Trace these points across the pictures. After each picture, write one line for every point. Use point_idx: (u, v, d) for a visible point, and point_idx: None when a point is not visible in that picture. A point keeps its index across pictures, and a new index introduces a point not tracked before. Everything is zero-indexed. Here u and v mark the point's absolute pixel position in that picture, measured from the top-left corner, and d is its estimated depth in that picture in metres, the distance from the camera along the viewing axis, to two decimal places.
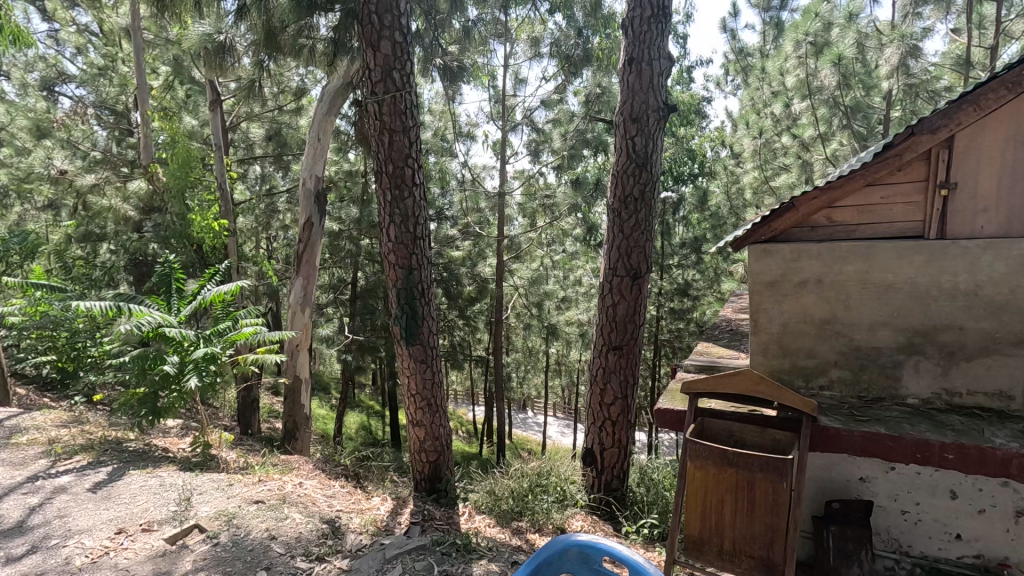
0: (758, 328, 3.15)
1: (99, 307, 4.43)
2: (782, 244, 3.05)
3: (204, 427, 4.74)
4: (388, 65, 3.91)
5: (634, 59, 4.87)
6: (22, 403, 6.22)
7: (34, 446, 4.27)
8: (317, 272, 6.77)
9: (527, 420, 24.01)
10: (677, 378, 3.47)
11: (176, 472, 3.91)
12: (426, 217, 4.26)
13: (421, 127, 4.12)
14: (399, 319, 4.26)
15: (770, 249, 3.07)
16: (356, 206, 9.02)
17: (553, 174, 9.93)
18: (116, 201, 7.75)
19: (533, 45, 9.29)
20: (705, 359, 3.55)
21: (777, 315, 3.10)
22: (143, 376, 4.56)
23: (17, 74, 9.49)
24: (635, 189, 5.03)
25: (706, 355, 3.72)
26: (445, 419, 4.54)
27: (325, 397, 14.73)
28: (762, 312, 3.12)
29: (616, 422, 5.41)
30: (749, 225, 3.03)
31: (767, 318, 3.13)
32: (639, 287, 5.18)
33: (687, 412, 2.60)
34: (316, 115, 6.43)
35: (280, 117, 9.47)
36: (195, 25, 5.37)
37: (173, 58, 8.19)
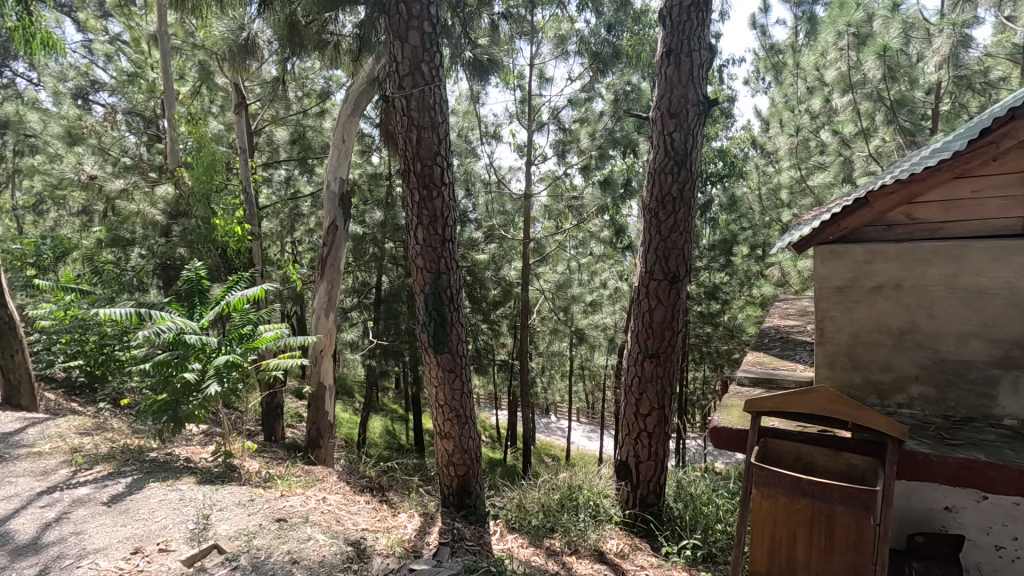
0: (824, 337, 2.89)
1: (120, 313, 4.38)
2: (852, 244, 2.79)
3: (227, 436, 4.61)
4: (416, 57, 3.72)
5: (672, 51, 4.60)
6: (50, 408, 6.21)
7: (57, 454, 4.19)
8: (342, 275, 6.62)
9: (550, 425, 23.78)
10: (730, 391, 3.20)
11: (197, 485, 3.77)
12: (456, 218, 4.06)
13: (450, 123, 3.92)
14: (426, 326, 4.06)
15: (837, 251, 2.81)
16: (380, 210, 8.92)
17: (579, 175, 9.71)
18: (144, 205, 7.74)
19: (559, 43, 9.09)
20: (760, 371, 3.25)
21: (846, 323, 2.83)
22: (165, 384, 4.41)
23: (49, 82, 9.62)
24: (673, 188, 4.75)
25: (759, 365, 3.43)
26: (475, 430, 4.31)
27: (348, 402, 14.70)
28: (829, 320, 2.87)
29: (653, 433, 5.13)
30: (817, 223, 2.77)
31: (834, 327, 2.87)
32: (678, 292, 4.90)
33: (751, 434, 2.34)
34: (339, 116, 6.27)
35: (305, 121, 9.46)
36: (219, 25, 5.27)
37: (199, 63, 8.22)
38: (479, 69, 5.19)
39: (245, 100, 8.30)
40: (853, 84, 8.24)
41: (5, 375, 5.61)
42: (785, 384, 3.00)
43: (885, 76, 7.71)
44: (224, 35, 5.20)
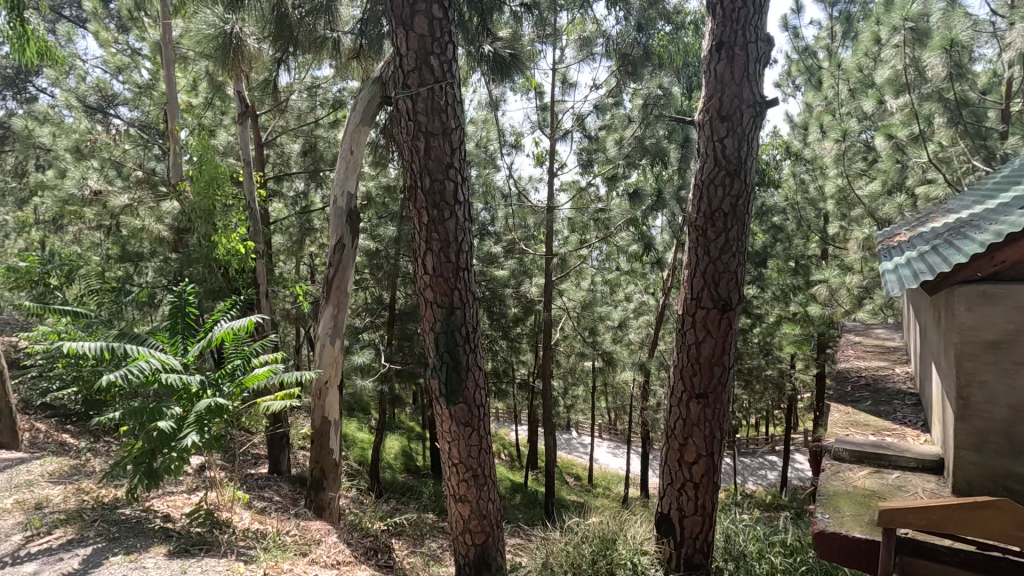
0: (971, 407, 2.43)
1: (90, 351, 3.95)
2: (1011, 286, 2.35)
3: (213, 489, 4.09)
4: (423, 48, 3.15)
5: (724, 44, 3.92)
6: (35, 441, 5.66)
7: (16, 512, 3.69)
8: (349, 299, 6.07)
9: (571, 441, 23.07)
10: (827, 465, 2.82)
11: (168, 559, 3.22)
12: (472, 242, 3.46)
13: (466, 129, 3.34)
14: (437, 370, 3.47)
15: (990, 293, 2.39)
16: (394, 225, 8.47)
17: (605, 186, 9.13)
18: (148, 222, 7.33)
19: (584, 45, 8.55)
20: (860, 443, 2.89)
21: (1001, 392, 2.38)
22: (141, 431, 3.93)
23: (62, 95, 9.20)
24: (724, 202, 4.07)
25: (857, 434, 3.01)
26: (495, 491, 3.69)
27: (363, 420, 14.22)
28: (979, 384, 2.40)
29: (699, 484, 4.39)
30: (966, 255, 2.35)
31: (984, 396, 2.40)
32: (729, 322, 4.21)
33: (887, 535, 2.06)
34: (348, 124, 5.68)
35: (316, 132, 9.00)
36: (208, 22, 4.72)
37: (204, 72, 7.81)
38: (500, 65, 4.67)
39: (252, 109, 7.86)
40: (907, 84, 7.46)
41: None
42: (903, 463, 2.71)
43: (950, 74, 6.91)
44: (210, 33, 4.66)
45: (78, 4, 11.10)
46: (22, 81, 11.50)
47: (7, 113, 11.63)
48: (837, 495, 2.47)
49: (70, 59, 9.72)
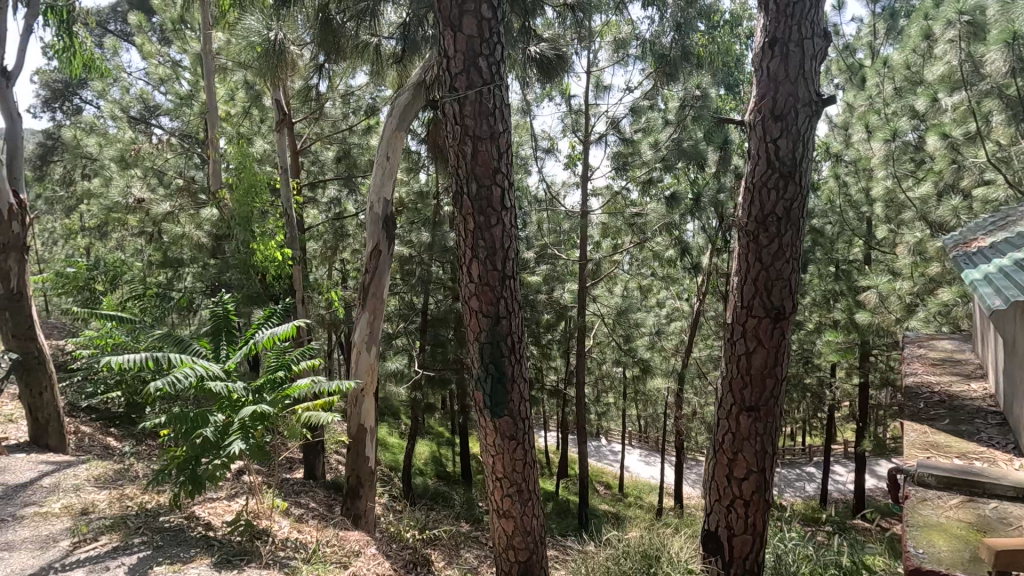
0: None
1: (136, 360, 3.98)
2: None
3: (255, 498, 4.09)
4: (473, 50, 3.07)
5: (778, 39, 3.61)
6: (81, 444, 5.75)
7: (63, 518, 3.73)
8: (384, 306, 6.04)
9: (601, 449, 22.78)
10: (910, 491, 2.61)
11: (211, 569, 3.22)
12: (517, 249, 3.37)
13: (513, 133, 3.25)
14: (482, 382, 3.39)
15: None
16: (428, 231, 8.44)
17: (640, 191, 8.94)
18: (189, 228, 7.44)
19: (619, 48, 8.40)
20: (946, 467, 2.67)
21: None
22: (185, 438, 3.94)
23: (108, 106, 9.47)
24: (777, 206, 3.72)
25: (939, 458, 2.79)
26: (539, 506, 3.63)
27: (395, 424, 14.25)
28: None
29: (749, 501, 4.02)
30: None
31: None
32: (782, 332, 3.84)
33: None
34: (384, 130, 5.64)
35: (350, 138, 9.03)
36: (248, 31, 4.74)
37: (244, 82, 7.93)
38: (547, 66, 4.62)
39: (288, 117, 7.95)
40: (962, 80, 7.07)
41: (33, 413, 5.16)
42: (998, 492, 2.50)
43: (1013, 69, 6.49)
44: (252, 41, 4.70)
45: (123, 19, 11.55)
46: (70, 93, 12.02)
47: (57, 124, 12.12)
48: (927, 526, 2.27)
49: (115, 71, 10.02)
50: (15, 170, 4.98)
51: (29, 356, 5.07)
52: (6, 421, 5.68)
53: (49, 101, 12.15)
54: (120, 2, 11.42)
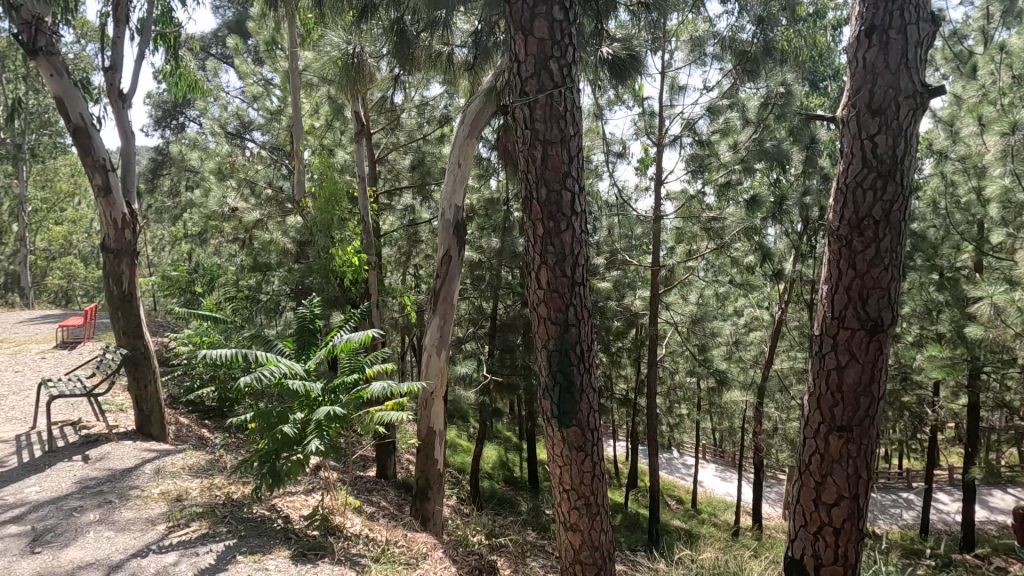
0: None
1: (225, 356, 4.24)
2: None
3: (330, 494, 4.25)
4: (543, 53, 3.03)
5: (877, 27, 3.07)
6: (180, 435, 6.23)
7: (160, 502, 4.04)
8: (454, 311, 6.12)
9: (673, 462, 22.01)
10: None
11: (288, 562, 3.38)
12: (588, 255, 3.30)
13: (585, 136, 3.19)
14: (550, 391, 3.32)
15: None
16: (497, 237, 8.49)
17: (717, 194, 8.56)
18: (276, 234, 7.93)
19: (695, 46, 8.09)
20: None
21: None
22: (266, 434, 4.13)
23: (208, 123, 10.29)
24: (874, 208, 3.09)
25: None
26: (607, 521, 3.53)
27: (464, 427, 14.45)
28: None
29: (840, 531, 3.22)
30: None
31: None
32: (881, 346, 3.12)
33: None
34: (456, 138, 5.72)
35: (425, 147, 9.26)
36: (329, 47, 4.96)
37: (326, 96, 8.35)
38: (619, 67, 4.49)
39: (367, 128, 8.28)
40: None
41: (139, 403, 5.63)
42: None
43: None
44: (334, 56, 4.93)
45: (223, 43, 12.56)
46: (177, 112, 13.21)
47: (166, 141, 13.33)
48: None
49: (215, 91, 10.89)
50: (129, 183, 5.49)
51: (137, 351, 5.53)
52: (118, 410, 6.27)
53: (160, 120, 13.41)
54: (220, 27, 12.42)
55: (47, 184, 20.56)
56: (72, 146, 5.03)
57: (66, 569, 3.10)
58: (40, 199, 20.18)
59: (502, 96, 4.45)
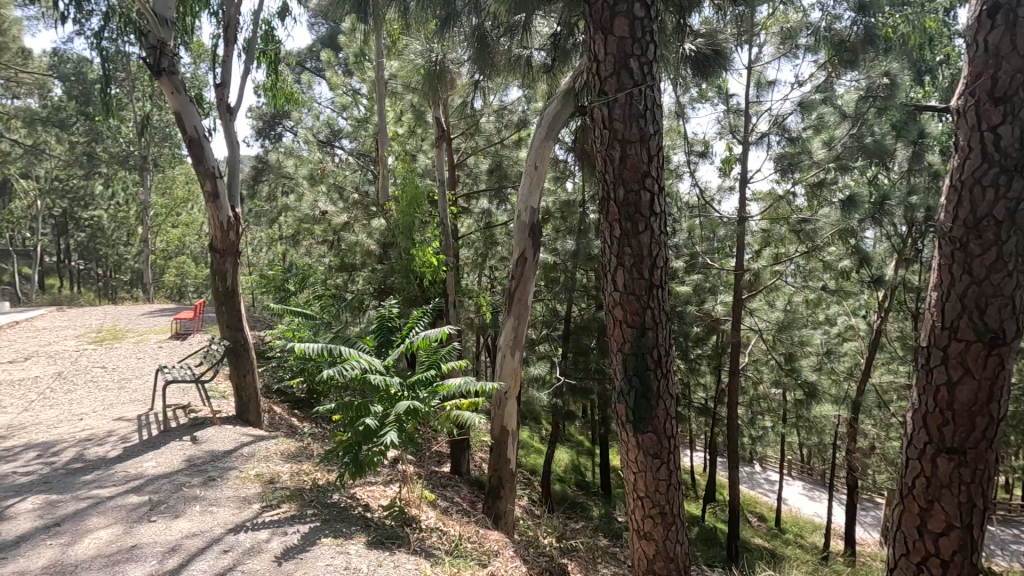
0: None
1: (314, 351, 4.52)
2: None
3: (406, 486, 4.42)
4: (623, 52, 2.99)
5: (1002, 5, 2.74)
6: (273, 422, 6.69)
7: (256, 483, 4.37)
8: (529, 312, 6.15)
9: (755, 477, 20.90)
10: None
11: (366, 548, 3.54)
12: (666, 257, 3.21)
13: (665, 135, 3.11)
14: (625, 395, 3.26)
15: None
16: (573, 239, 8.45)
17: (808, 194, 8.04)
18: (361, 236, 8.34)
19: (786, 38, 7.65)
20: None
21: None
22: (350, 426, 4.35)
23: (303, 133, 11.01)
24: (995, 207, 2.75)
25: None
26: (683, 532, 3.41)
27: (536, 429, 14.48)
28: None
29: (949, 565, 2.84)
30: None
31: None
32: (1003, 361, 2.76)
33: None
34: (533, 141, 5.75)
35: (502, 150, 9.39)
36: (413, 56, 5.15)
37: (410, 104, 8.69)
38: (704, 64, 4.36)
39: (446, 133, 8.52)
40: None
41: (239, 391, 6.11)
42: None
43: None
44: (418, 64, 5.12)
45: (317, 57, 13.40)
46: (276, 123, 14.24)
47: (265, 150, 14.40)
48: None
49: (309, 102, 11.62)
50: (233, 190, 5.96)
51: (238, 343, 6.00)
52: (221, 396, 6.84)
53: (260, 131, 14.51)
54: (314, 42, 13.26)
55: (166, 191, 22.85)
56: (186, 156, 5.55)
57: (175, 537, 3.43)
58: (159, 204, 22.46)
59: (580, 97, 4.44)
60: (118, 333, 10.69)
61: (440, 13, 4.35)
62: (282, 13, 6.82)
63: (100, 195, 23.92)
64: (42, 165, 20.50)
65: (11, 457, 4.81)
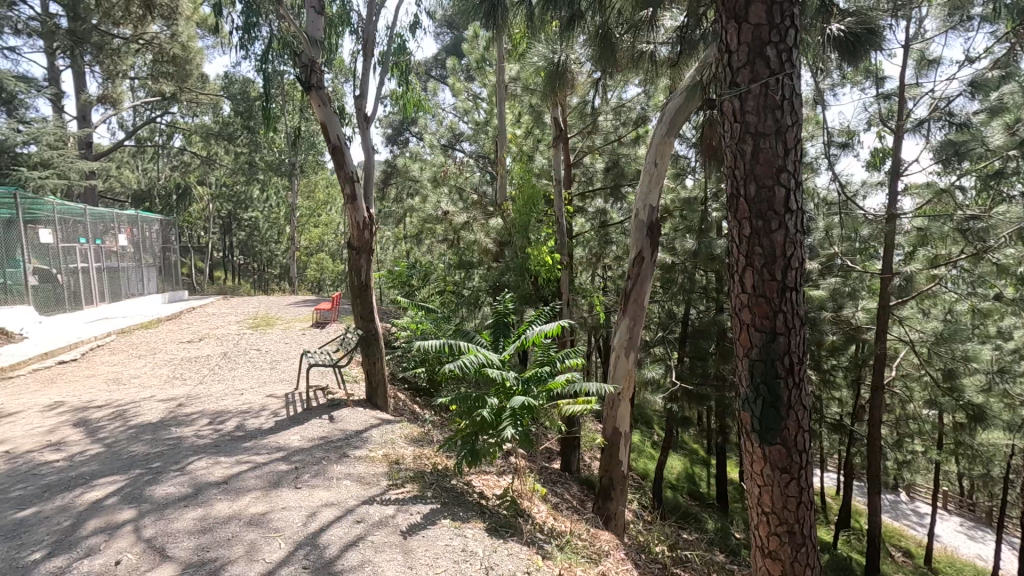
0: None
1: (437, 344, 4.80)
2: None
3: (519, 477, 4.55)
4: (759, 40, 2.82)
5: None
6: (398, 407, 7.21)
7: (383, 463, 4.74)
8: (645, 313, 6.00)
9: (900, 507, 18.61)
10: None
11: (482, 533, 3.71)
12: (802, 257, 2.99)
13: (805, 126, 2.89)
14: (751, 403, 3.08)
15: None
16: (693, 239, 8.11)
17: (979, 188, 6.99)
18: (480, 235, 8.65)
19: (956, 10, 6.70)
20: None
21: None
22: (468, 416, 4.56)
23: (428, 137, 11.69)
24: None
25: None
26: (815, 555, 3.15)
27: (649, 433, 14.09)
28: None
29: None
30: None
31: None
32: None
33: None
34: (653, 138, 5.59)
35: (620, 148, 9.26)
36: (535, 58, 5.26)
37: (529, 105, 8.87)
38: (853, 46, 3.96)
39: (564, 134, 8.58)
40: None
41: (369, 377, 6.66)
42: None
43: None
44: (540, 67, 5.22)
45: (442, 66, 14.15)
46: (404, 130, 15.29)
47: (395, 155, 15.49)
48: None
49: (434, 108, 12.30)
50: (369, 192, 6.49)
51: (370, 333, 6.53)
52: (354, 381, 7.50)
53: (390, 138, 15.63)
54: (440, 52, 14.01)
55: (310, 194, 25.47)
56: (330, 162, 6.15)
57: (316, 503, 3.85)
58: (304, 206, 25.05)
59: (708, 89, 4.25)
60: (271, 321, 12.12)
61: (564, 14, 4.36)
62: (413, 26, 7.29)
63: (257, 198, 27.24)
64: (214, 172, 23.82)
65: (190, 422, 5.66)
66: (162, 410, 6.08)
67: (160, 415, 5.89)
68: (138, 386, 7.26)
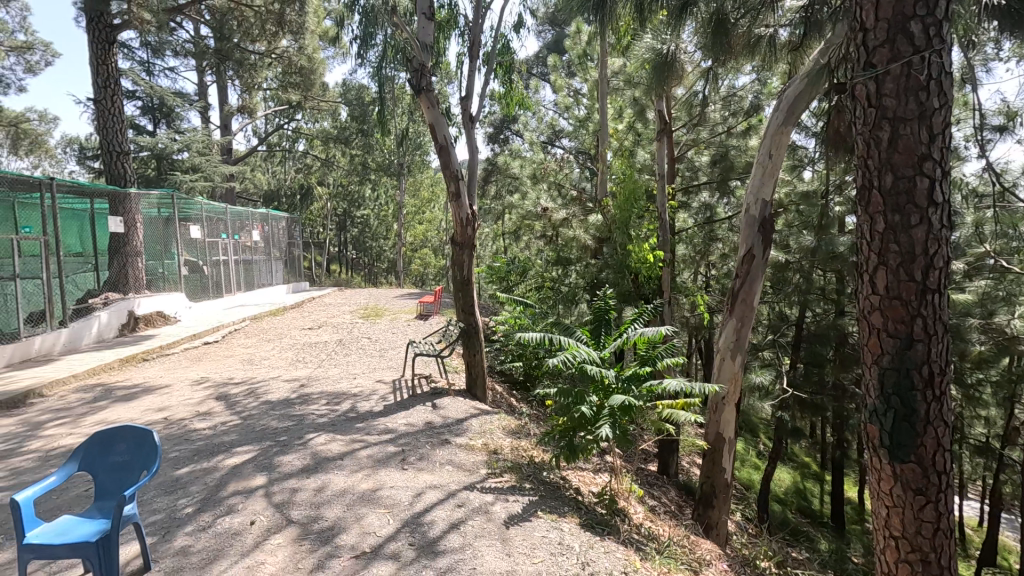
0: None
1: (538, 339, 4.86)
2: None
3: (616, 477, 4.49)
4: (902, 14, 2.55)
5: None
6: (496, 399, 7.39)
7: (482, 451, 4.89)
8: (754, 314, 5.65)
9: None
10: None
11: (579, 529, 3.73)
12: (948, 255, 2.67)
13: (955, 109, 2.58)
14: (879, 416, 2.82)
15: None
16: (811, 235, 7.50)
17: None
18: (579, 232, 8.61)
19: None
20: None
21: None
22: (567, 412, 4.56)
23: (528, 135, 11.82)
24: None
25: None
26: None
27: (754, 442, 13.27)
28: None
29: None
30: None
31: None
32: None
33: None
34: (769, 127, 5.24)
35: (729, 140, 8.77)
36: (642, 51, 5.13)
37: (631, 98, 8.65)
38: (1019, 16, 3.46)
39: (669, 127, 8.28)
40: None
41: (470, 369, 6.89)
42: None
43: None
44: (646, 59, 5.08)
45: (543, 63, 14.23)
46: (505, 129, 15.59)
47: (495, 153, 15.82)
48: None
49: (535, 105, 12.41)
50: (472, 189, 6.68)
51: (471, 326, 6.75)
52: (454, 372, 7.80)
53: (491, 136, 15.99)
54: (541, 49, 14.09)
55: (416, 193, 26.75)
56: (437, 160, 6.42)
57: (422, 484, 4.07)
58: (410, 204, 26.36)
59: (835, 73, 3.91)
60: (379, 312, 12.91)
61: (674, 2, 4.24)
62: (518, 26, 7.39)
63: (369, 197, 29.11)
64: (331, 173, 25.77)
65: (311, 401, 6.22)
66: (288, 390, 6.72)
67: (286, 393, 6.52)
68: (268, 367, 8.08)
